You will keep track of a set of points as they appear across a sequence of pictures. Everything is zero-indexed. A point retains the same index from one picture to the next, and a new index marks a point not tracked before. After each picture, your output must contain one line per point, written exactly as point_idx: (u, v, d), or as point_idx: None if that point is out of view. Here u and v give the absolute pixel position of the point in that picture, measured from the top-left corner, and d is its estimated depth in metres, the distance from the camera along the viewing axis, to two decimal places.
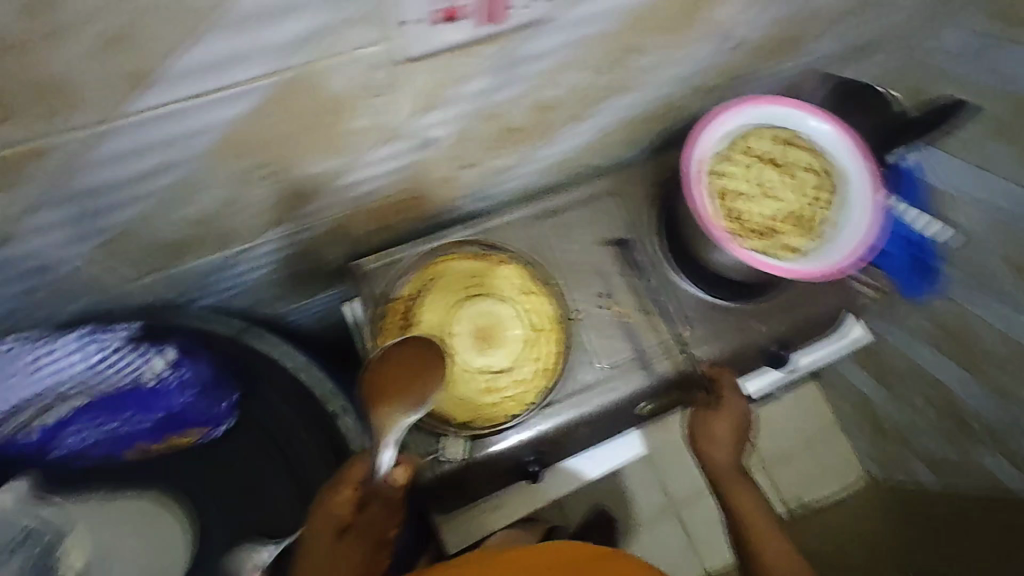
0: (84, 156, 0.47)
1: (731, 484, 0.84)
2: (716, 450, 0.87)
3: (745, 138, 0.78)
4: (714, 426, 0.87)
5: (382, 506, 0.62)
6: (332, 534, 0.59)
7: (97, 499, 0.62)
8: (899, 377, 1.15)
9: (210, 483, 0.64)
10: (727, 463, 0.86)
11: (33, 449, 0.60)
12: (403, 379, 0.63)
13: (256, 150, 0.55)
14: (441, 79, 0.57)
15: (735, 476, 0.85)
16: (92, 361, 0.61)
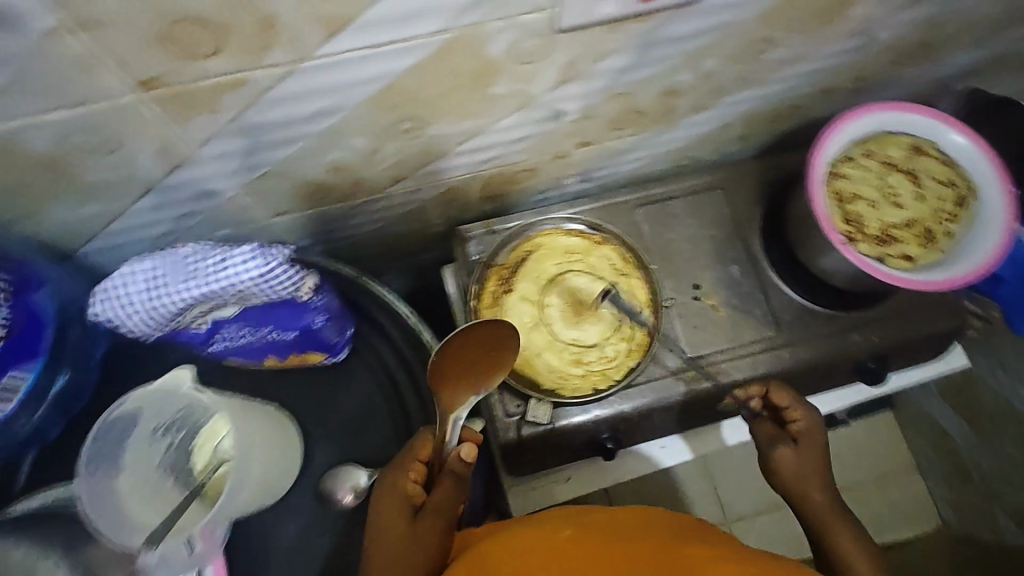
0: (269, 92, 0.53)
1: (838, 541, 0.64)
2: (813, 492, 0.67)
3: (876, 142, 0.76)
4: (804, 468, 0.68)
5: (454, 486, 0.58)
6: (405, 514, 0.58)
7: (240, 401, 0.60)
8: (992, 419, 1.09)
9: (320, 407, 0.69)
10: (830, 512, 0.66)
11: (194, 336, 0.58)
12: (478, 359, 0.63)
13: (406, 105, 0.60)
14: (584, 53, 0.59)
15: (840, 528, 0.65)
16: (262, 279, 0.51)
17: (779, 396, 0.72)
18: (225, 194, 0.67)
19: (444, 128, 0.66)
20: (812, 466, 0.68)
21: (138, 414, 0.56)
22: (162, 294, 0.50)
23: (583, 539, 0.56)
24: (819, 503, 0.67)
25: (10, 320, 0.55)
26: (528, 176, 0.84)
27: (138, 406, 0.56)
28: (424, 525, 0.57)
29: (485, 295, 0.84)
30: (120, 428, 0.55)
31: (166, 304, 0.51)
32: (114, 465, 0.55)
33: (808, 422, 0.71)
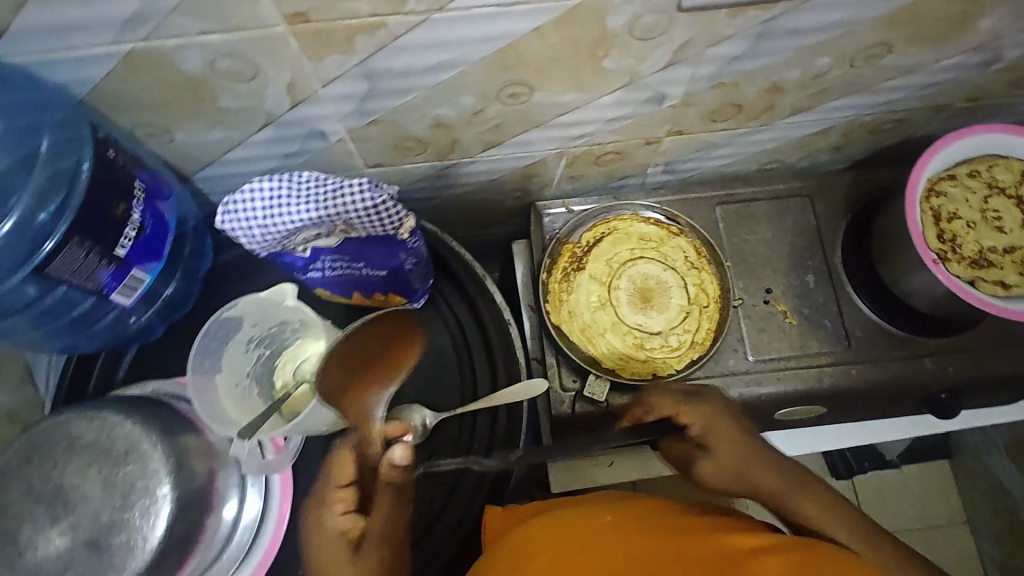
0: (398, 40, 0.56)
1: (806, 507, 0.59)
2: (759, 479, 0.61)
3: (984, 163, 0.74)
4: (734, 461, 0.62)
5: (394, 497, 0.53)
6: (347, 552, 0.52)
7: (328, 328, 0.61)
8: None
9: None
10: (784, 484, 0.61)
11: (293, 263, 0.61)
12: (375, 357, 0.59)
13: (520, 68, 0.62)
14: (699, 36, 0.61)
15: (796, 488, 0.60)
16: (366, 213, 0.53)
17: (658, 402, 0.69)
18: (334, 137, 0.71)
19: (548, 97, 0.68)
20: (739, 454, 0.63)
21: (243, 321, 0.60)
22: (276, 213, 0.54)
23: (628, 523, 0.56)
24: (773, 484, 0.61)
25: (142, 222, 0.59)
26: (615, 159, 0.85)
27: (245, 313, 0.60)
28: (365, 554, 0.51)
29: (556, 270, 0.85)
30: (225, 330, 0.59)
31: (282, 223, 0.54)
32: (214, 364, 0.59)
33: (697, 403, 0.67)
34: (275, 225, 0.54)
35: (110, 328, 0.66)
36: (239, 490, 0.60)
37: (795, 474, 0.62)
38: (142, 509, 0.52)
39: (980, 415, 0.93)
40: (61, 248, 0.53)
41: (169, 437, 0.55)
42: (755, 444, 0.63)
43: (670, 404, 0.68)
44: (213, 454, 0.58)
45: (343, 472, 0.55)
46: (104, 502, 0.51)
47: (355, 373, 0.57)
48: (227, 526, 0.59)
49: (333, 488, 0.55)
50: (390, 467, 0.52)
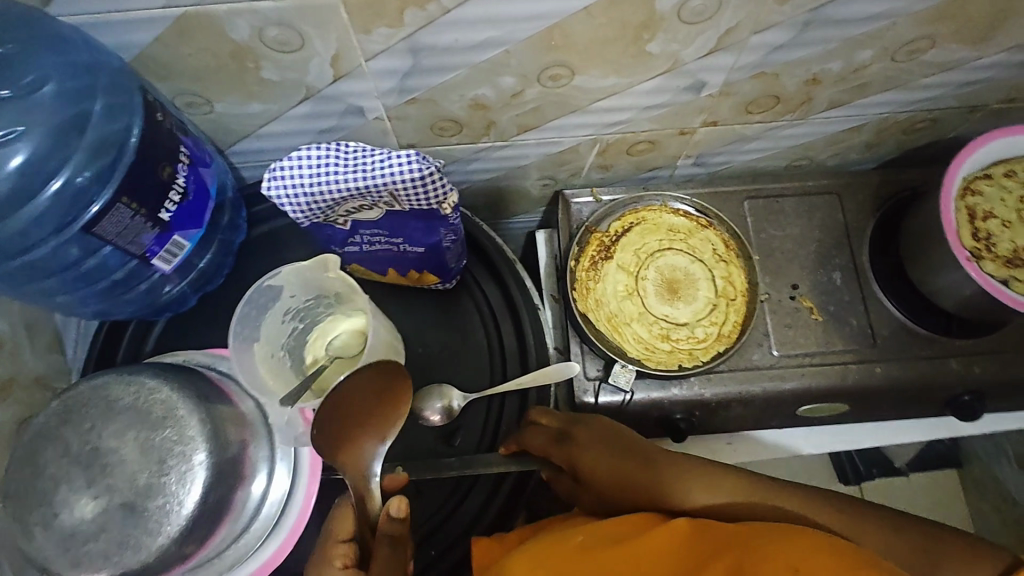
0: (447, 14, 0.56)
1: (687, 493, 0.61)
2: (642, 494, 0.63)
3: (1020, 162, 0.74)
4: (616, 484, 0.64)
5: (390, 550, 0.53)
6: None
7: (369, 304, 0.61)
8: None
9: (420, 331, 0.72)
10: (660, 485, 0.62)
11: (332, 236, 0.61)
12: (366, 415, 0.59)
13: (564, 49, 0.62)
14: (745, 23, 0.61)
15: (663, 474, 0.63)
16: (409, 185, 0.53)
17: (535, 446, 0.66)
18: (372, 114, 0.71)
19: (589, 81, 0.68)
20: (613, 470, 0.65)
21: (282, 292, 0.61)
22: (322, 184, 0.54)
23: (597, 543, 0.56)
24: (657, 488, 0.62)
25: (185, 188, 0.61)
26: (647, 149, 0.85)
27: (285, 284, 0.60)
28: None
29: (584, 258, 0.85)
30: (264, 300, 0.60)
31: (328, 191, 0.54)
32: (253, 333, 0.60)
33: (570, 432, 0.67)
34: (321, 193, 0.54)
35: (145, 297, 0.68)
36: (268, 465, 0.59)
37: (667, 465, 0.64)
38: (178, 475, 0.51)
39: (1004, 419, 0.92)
40: (109, 208, 0.55)
41: (206, 405, 0.54)
42: (622, 456, 0.65)
43: (547, 448, 0.66)
44: (244, 425, 0.58)
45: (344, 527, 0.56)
46: (142, 465, 0.51)
47: (354, 428, 0.58)
48: (255, 500, 0.58)
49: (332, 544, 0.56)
50: (388, 520, 0.54)
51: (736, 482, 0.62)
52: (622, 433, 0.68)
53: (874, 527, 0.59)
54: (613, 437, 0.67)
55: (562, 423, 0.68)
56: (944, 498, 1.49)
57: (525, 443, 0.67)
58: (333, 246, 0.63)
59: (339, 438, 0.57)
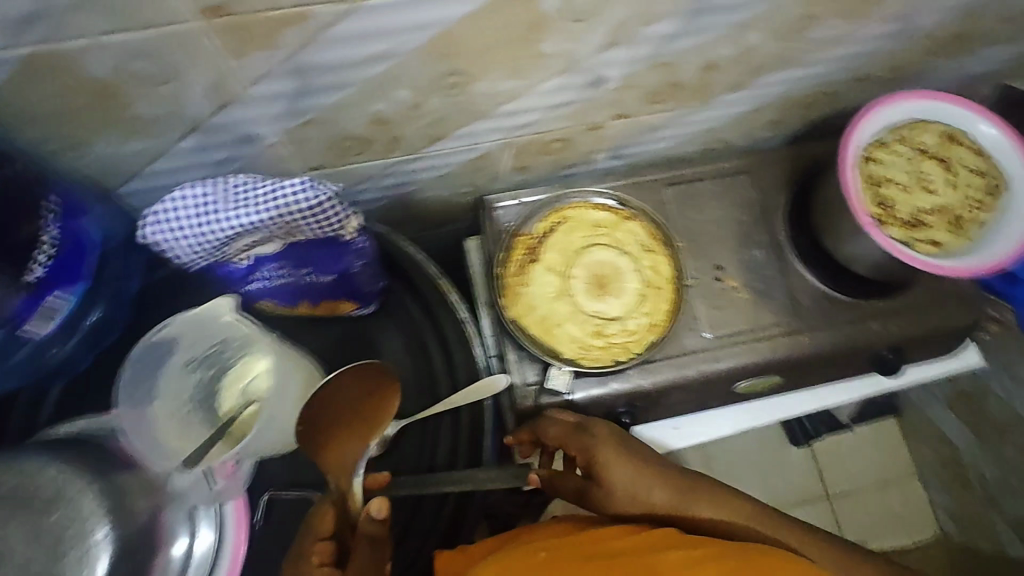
0: (325, 32, 0.53)
1: (691, 506, 0.67)
2: (651, 498, 0.68)
3: (910, 128, 0.77)
4: (630, 483, 0.69)
5: (368, 551, 0.54)
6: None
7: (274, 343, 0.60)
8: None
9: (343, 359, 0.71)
10: (672, 494, 0.68)
11: (230, 277, 0.57)
12: (356, 414, 0.60)
13: (457, 57, 0.61)
14: (635, 18, 0.61)
15: (670, 488, 0.69)
16: (301, 214, 0.50)
17: (551, 437, 0.73)
18: (267, 140, 0.68)
19: (488, 86, 0.67)
20: (625, 468, 0.69)
21: (175, 344, 0.57)
22: (208, 226, 0.50)
23: (582, 543, 0.60)
24: (665, 499, 0.68)
25: (59, 242, 0.56)
26: (560, 147, 0.85)
27: (176, 336, 0.57)
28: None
29: (511, 264, 0.84)
30: (155, 357, 0.57)
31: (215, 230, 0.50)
32: (147, 395, 0.57)
33: (591, 428, 0.74)
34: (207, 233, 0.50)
35: (26, 364, 0.60)
36: (189, 526, 0.55)
37: (678, 479, 0.70)
38: (79, 555, 0.48)
39: (922, 369, 0.96)
40: None
41: (102, 475, 0.50)
42: (640, 460, 0.70)
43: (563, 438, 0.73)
44: (155, 488, 0.53)
45: (325, 525, 0.55)
46: (34, 551, 0.47)
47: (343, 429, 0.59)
48: (177, 565, 0.54)
49: (311, 541, 0.55)
50: (367, 521, 0.54)
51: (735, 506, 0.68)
52: (637, 445, 0.74)
53: (848, 559, 0.64)
54: (624, 443, 0.73)
55: (579, 420, 0.76)
56: (887, 444, 1.62)
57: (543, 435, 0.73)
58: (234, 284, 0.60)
59: (322, 438, 0.58)
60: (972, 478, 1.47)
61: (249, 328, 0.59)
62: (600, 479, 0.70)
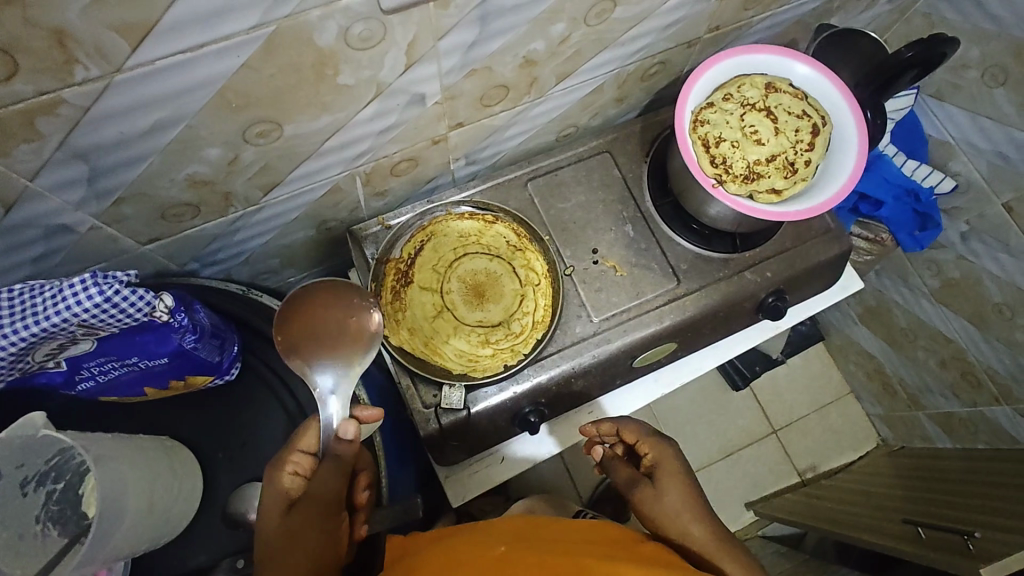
0: (88, 112, 0.50)
1: (722, 558, 0.66)
2: (688, 526, 0.68)
3: (733, 85, 0.79)
4: (673, 504, 0.69)
5: (333, 468, 0.56)
6: (280, 508, 0.58)
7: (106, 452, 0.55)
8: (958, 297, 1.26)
9: (215, 432, 0.69)
10: (708, 538, 0.68)
11: (55, 381, 0.55)
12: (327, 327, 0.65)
13: (254, 105, 0.59)
14: (425, 34, 0.60)
15: (708, 532, 0.68)
16: (97, 312, 0.48)
17: (629, 433, 0.78)
18: (83, 226, 0.64)
19: (301, 127, 0.65)
20: (680, 489, 0.70)
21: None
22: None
23: (602, 544, 0.67)
24: (699, 537, 0.68)
25: None
26: (411, 166, 0.84)
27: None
28: (301, 511, 0.57)
29: (385, 291, 0.83)
30: None
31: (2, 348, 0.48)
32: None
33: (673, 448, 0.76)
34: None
35: None
36: None
37: (724, 533, 0.69)
38: None
39: (810, 305, 1.01)
40: None
41: None
42: (699, 495, 0.70)
43: (639, 438, 0.77)
44: None
45: (307, 441, 0.60)
46: None
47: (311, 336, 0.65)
48: None
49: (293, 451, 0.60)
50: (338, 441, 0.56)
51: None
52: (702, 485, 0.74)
53: None
54: (691, 474, 0.73)
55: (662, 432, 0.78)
56: (820, 371, 1.74)
57: (623, 426, 0.79)
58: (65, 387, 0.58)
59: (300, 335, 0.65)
60: (898, 387, 1.54)
61: (70, 440, 0.53)
62: (654, 479, 0.72)
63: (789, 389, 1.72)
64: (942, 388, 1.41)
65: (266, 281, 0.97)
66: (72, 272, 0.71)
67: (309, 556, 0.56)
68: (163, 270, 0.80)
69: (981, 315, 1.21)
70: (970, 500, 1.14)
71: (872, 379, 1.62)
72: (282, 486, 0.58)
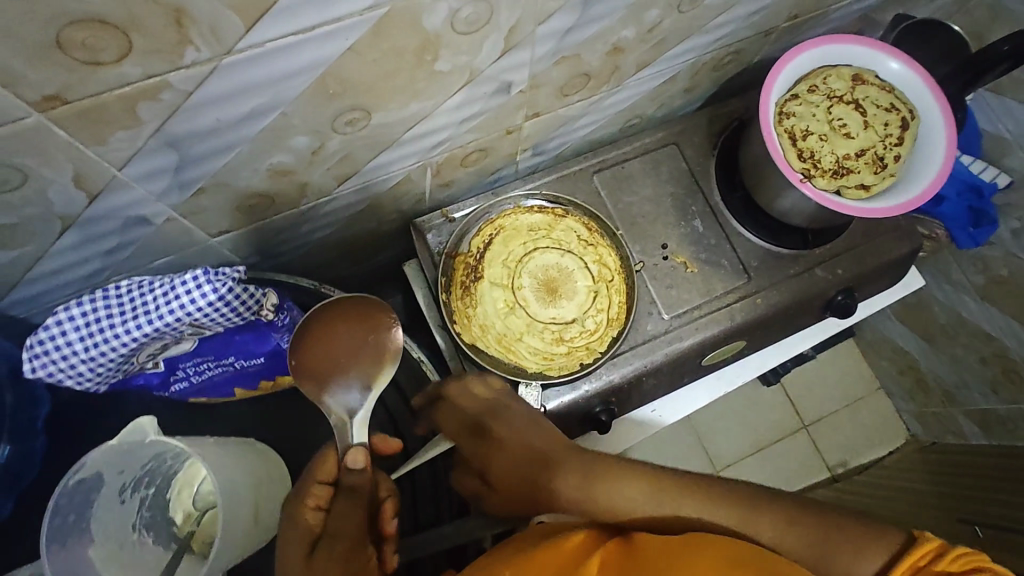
0: (190, 99, 0.47)
1: (609, 498, 0.60)
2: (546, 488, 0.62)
3: (818, 76, 0.77)
4: (525, 476, 0.63)
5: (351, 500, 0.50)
6: (303, 550, 0.49)
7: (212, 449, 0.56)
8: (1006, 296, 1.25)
9: (297, 435, 0.71)
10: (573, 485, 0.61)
11: (156, 378, 0.62)
12: (345, 344, 0.61)
13: (350, 92, 0.55)
14: (528, 19, 0.57)
15: (579, 479, 0.61)
16: (208, 308, 0.55)
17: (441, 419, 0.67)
18: (160, 218, 0.61)
19: (390, 115, 0.62)
20: (520, 448, 0.63)
21: (103, 476, 0.53)
22: (116, 336, 0.54)
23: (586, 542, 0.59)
24: (568, 490, 0.61)
25: None
26: (481, 157, 0.81)
27: (100, 467, 0.53)
28: (326, 552, 0.48)
29: (455, 287, 0.81)
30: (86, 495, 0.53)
31: (119, 344, 0.55)
32: (87, 538, 0.53)
33: (493, 407, 0.65)
34: (110, 346, 0.54)
35: None
36: None
37: (585, 470, 0.62)
38: None
39: (874, 302, 0.99)
40: None
41: None
42: (533, 450, 0.63)
43: (450, 415, 0.67)
44: None
45: (327, 468, 0.52)
46: None
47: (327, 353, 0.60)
48: None
49: (307, 482, 0.52)
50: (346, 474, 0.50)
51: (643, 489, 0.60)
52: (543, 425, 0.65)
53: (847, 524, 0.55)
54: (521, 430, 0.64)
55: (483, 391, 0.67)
56: (851, 366, 1.73)
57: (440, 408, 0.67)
58: (157, 386, 0.64)
59: (314, 351, 0.60)
60: (932, 384, 1.53)
61: (181, 445, 0.52)
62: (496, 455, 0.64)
63: (820, 384, 1.71)
64: (980, 385, 1.39)
65: (319, 274, 0.94)
66: (141, 267, 0.68)
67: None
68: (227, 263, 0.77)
69: None
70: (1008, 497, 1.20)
71: (905, 376, 1.60)
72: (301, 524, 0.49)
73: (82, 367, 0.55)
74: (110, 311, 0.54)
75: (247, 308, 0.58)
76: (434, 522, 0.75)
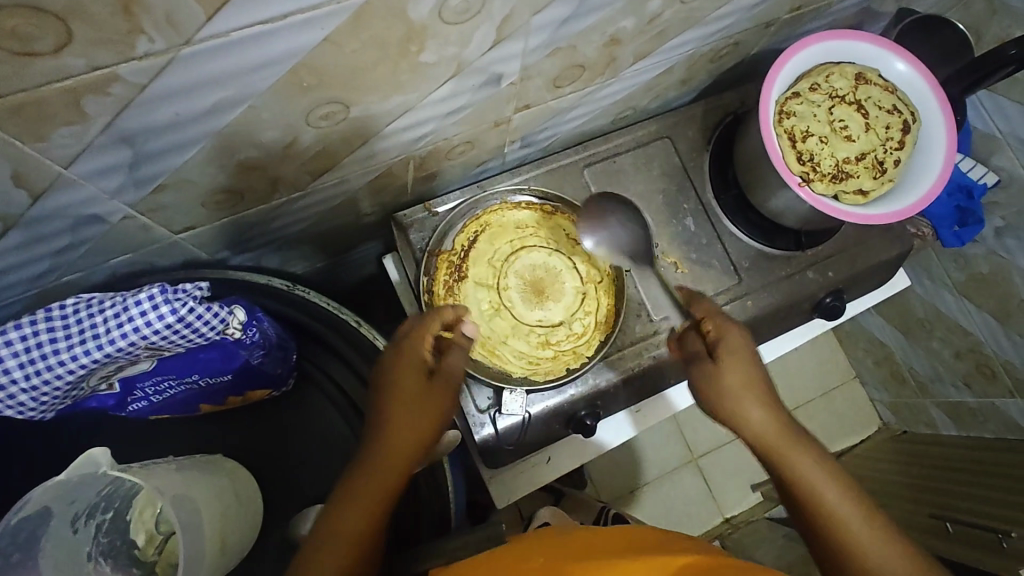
0: (141, 95, 0.42)
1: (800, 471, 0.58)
2: (745, 414, 0.63)
3: (820, 74, 0.74)
4: (729, 388, 0.64)
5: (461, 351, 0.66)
6: (421, 376, 0.63)
7: (175, 476, 0.56)
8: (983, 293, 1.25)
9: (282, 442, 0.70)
10: (775, 431, 0.61)
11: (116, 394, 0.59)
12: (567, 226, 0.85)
13: (324, 84, 0.50)
14: (521, 9, 0.52)
15: (776, 435, 0.61)
16: (166, 331, 0.52)
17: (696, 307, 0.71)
18: (115, 216, 0.56)
19: (370, 108, 0.57)
20: (745, 382, 0.64)
21: (50, 511, 0.52)
22: (63, 362, 0.51)
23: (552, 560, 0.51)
24: (759, 430, 0.62)
25: None
26: (467, 149, 0.77)
27: (48, 503, 0.52)
28: (437, 378, 0.64)
29: (438, 287, 0.77)
30: (32, 532, 0.52)
31: (67, 369, 0.52)
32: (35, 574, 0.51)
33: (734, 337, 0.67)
34: (57, 372, 0.51)
35: None
36: None
37: (793, 431, 0.62)
38: None
39: (861, 302, 0.98)
40: None
41: None
42: (762, 382, 0.64)
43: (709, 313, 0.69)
44: None
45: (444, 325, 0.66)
46: None
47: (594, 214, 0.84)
48: None
49: (428, 331, 0.65)
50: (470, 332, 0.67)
51: (841, 498, 0.56)
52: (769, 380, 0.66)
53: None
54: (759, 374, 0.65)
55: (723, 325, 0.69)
56: (828, 355, 1.75)
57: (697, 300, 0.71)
58: (114, 407, 0.61)
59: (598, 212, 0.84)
60: (907, 376, 1.55)
61: (133, 479, 0.52)
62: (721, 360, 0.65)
63: (798, 373, 1.72)
64: (953, 378, 1.41)
65: (292, 266, 0.89)
66: (95, 267, 0.63)
67: (429, 417, 0.62)
68: (193, 260, 0.72)
69: (1006, 314, 1.20)
70: (993, 495, 1.13)
71: (881, 367, 1.62)
72: (419, 353, 0.63)
73: (25, 396, 0.52)
74: (53, 336, 0.51)
75: (211, 327, 0.55)
76: (411, 541, 0.69)
